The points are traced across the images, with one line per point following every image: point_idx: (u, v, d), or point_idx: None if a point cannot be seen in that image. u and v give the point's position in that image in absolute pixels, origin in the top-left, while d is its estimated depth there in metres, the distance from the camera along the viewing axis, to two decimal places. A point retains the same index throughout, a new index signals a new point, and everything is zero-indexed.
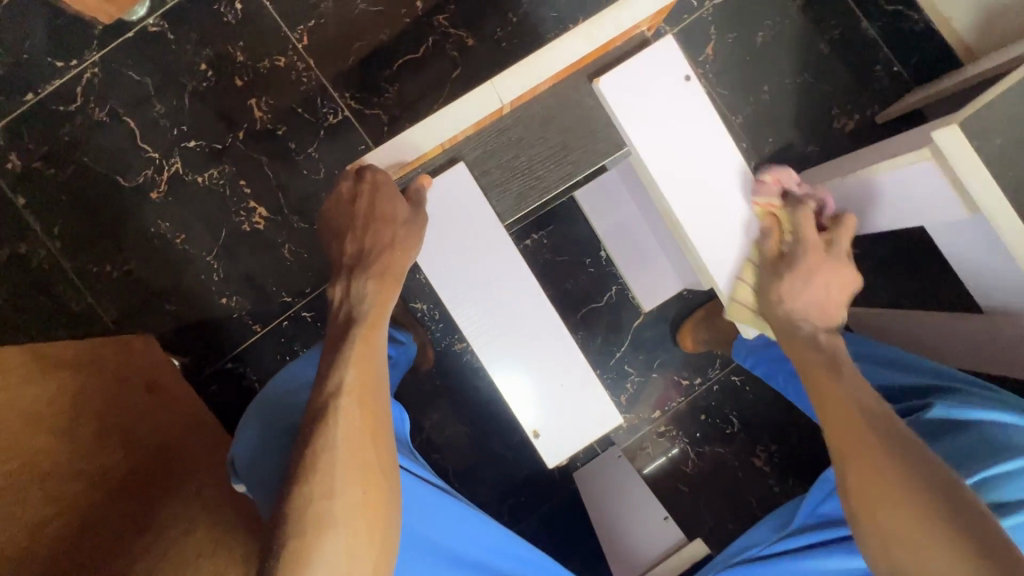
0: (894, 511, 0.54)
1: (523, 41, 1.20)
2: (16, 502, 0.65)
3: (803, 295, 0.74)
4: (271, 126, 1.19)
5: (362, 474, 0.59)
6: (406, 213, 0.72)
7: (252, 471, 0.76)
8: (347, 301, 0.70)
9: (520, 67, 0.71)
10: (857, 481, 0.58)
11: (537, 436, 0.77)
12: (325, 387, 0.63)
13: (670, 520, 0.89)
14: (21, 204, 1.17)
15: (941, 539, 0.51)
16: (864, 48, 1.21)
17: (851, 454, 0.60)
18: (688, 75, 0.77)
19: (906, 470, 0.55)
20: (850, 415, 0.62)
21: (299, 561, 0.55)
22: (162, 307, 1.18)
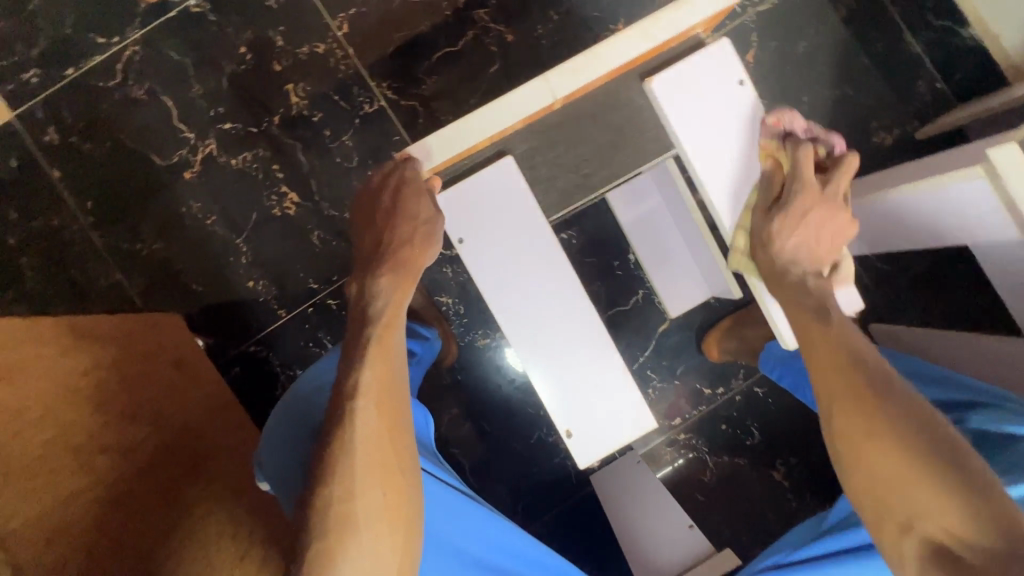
0: (881, 459, 0.53)
1: (563, 40, 1.19)
2: (40, 478, 0.66)
3: (795, 237, 0.72)
4: (307, 112, 1.19)
5: (381, 476, 0.57)
6: (429, 209, 0.72)
7: (274, 464, 0.73)
8: (361, 298, 0.68)
9: (575, 65, 0.72)
10: (840, 432, 0.57)
11: (569, 436, 0.77)
12: (342, 388, 0.60)
13: (695, 529, 0.87)
14: (56, 177, 1.17)
15: (935, 487, 0.49)
16: (908, 62, 1.20)
17: (837, 404, 0.59)
18: (741, 78, 0.77)
19: (892, 415, 0.54)
20: (840, 365, 0.61)
21: (325, 562, 0.53)
22: (190, 287, 1.19)
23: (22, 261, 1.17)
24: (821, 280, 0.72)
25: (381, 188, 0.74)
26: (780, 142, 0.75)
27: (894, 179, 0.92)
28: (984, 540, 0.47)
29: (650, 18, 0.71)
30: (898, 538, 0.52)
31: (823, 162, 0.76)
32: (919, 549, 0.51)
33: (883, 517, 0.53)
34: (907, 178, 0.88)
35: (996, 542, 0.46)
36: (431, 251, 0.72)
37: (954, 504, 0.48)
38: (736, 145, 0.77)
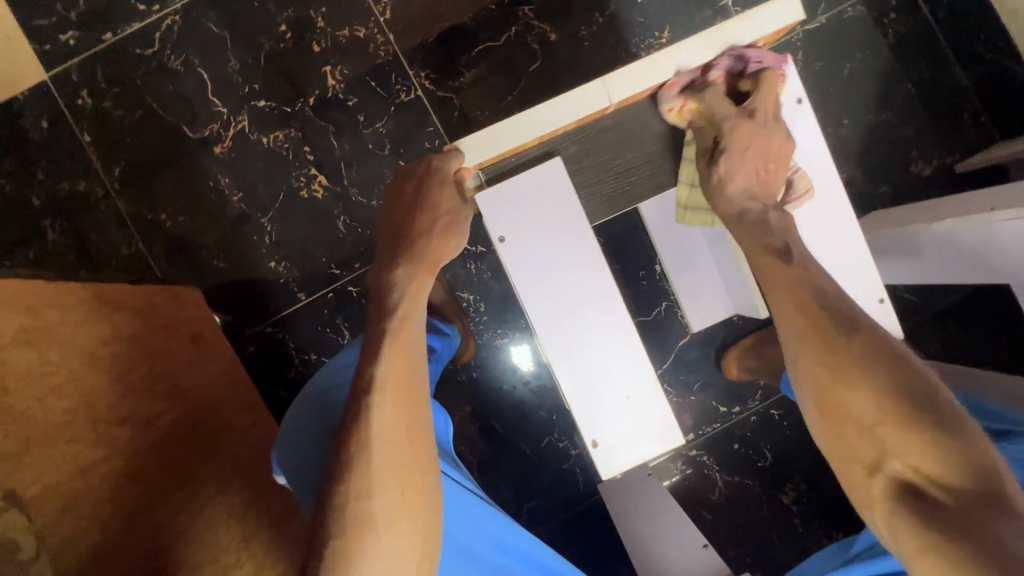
0: (846, 394, 0.58)
1: (606, 43, 1.18)
2: (62, 448, 0.64)
3: (740, 171, 0.75)
4: (343, 96, 1.18)
5: (400, 474, 0.54)
6: (450, 201, 0.71)
7: (287, 458, 0.71)
8: (379, 289, 0.66)
9: (635, 67, 0.74)
10: (817, 379, 0.61)
11: (594, 446, 0.76)
12: (359, 383, 0.57)
13: (709, 549, 0.86)
14: (86, 141, 1.16)
15: (896, 419, 0.55)
16: (953, 94, 1.18)
17: (814, 352, 0.62)
18: (800, 97, 0.78)
19: (870, 365, 0.58)
20: (805, 308, 0.64)
21: (343, 562, 0.50)
22: (210, 262, 1.18)
23: (45, 222, 1.15)
24: (781, 214, 0.74)
25: (406, 179, 0.74)
26: (684, 99, 0.77)
27: (938, 213, 0.91)
28: (957, 481, 0.52)
29: (717, 28, 0.75)
30: (868, 475, 0.57)
31: (740, 87, 0.77)
32: (887, 486, 0.56)
33: (856, 457, 0.58)
34: (953, 211, 0.88)
35: (968, 484, 0.51)
36: (450, 247, 0.70)
37: (932, 447, 0.53)
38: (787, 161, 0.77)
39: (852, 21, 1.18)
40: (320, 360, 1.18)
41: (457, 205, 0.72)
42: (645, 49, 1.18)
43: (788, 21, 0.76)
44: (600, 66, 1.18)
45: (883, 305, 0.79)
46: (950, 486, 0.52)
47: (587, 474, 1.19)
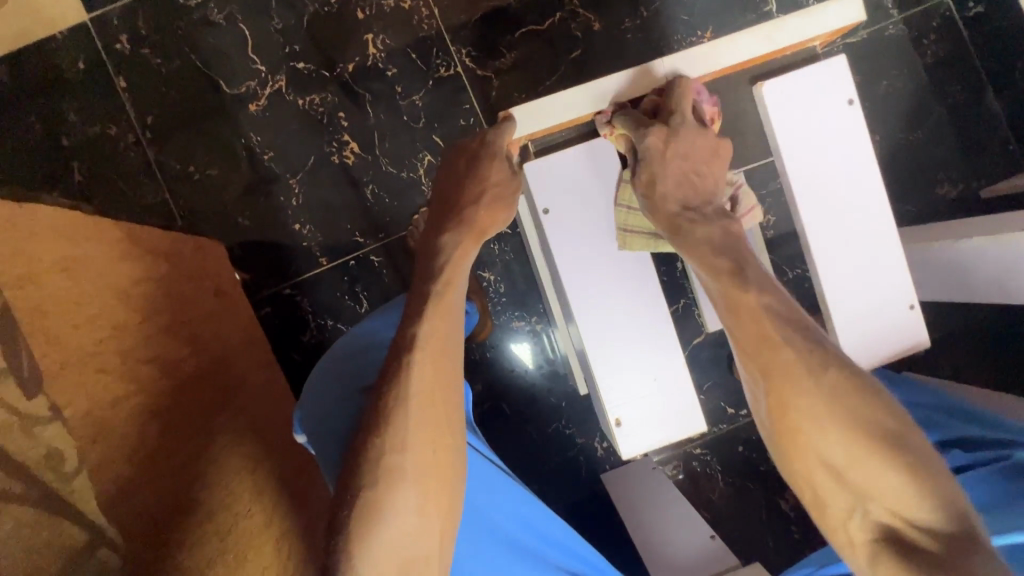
0: (826, 441, 0.53)
1: (648, 38, 1.19)
2: (96, 376, 0.63)
3: (667, 176, 0.74)
4: (382, 65, 1.18)
5: (432, 433, 0.54)
6: (498, 173, 0.73)
7: (306, 415, 0.70)
8: (427, 251, 0.67)
9: (695, 52, 0.81)
10: (787, 422, 0.55)
11: (618, 426, 0.84)
12: (402, 339, 0.57)
13: (716, 540, 0.91)
14: (120, 87, 1.16)
15: (882, 467, 0.51)
16: (984, 121, 1.19)
17: (783, 393, 0.55)
18: (851, 98, 0.79)
19: (843, 407, 0.53)
20: (771, 340, 0.58)
21: (372, 514, 0.50)
22: (235, 219, 1.18)
23: (73, 163, 1.15)
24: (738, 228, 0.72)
25: (459, 153, 0.76)
26: (610, 126, 0.82)
27: (968, 229, 0.93)
28: (936, 523, 0.50)
29: (773, 23, 0.79)
30: (843, 520, 0.53)
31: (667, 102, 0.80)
32: (863, 530, 0.53)
33: (830, 502, 0.54)
34: (987, 229, 0.89)
35: (946, 524, 0.49)
36: (498, 220, 0.72)
37: (912, 492, 0.50)
38: (830, 163, 0.80)
39: (892, 38, 1.19)
40: (336, 326, 1.19)
41: (506, 178, 0.74)
42: (686, 47, 1.19)
43: (847, 22, 0.80)
44: (639, 60, 1.19)
45: (912, 311, 0.80)
46: (930, 529, 0.50)
47: (590, 463, 1.19)
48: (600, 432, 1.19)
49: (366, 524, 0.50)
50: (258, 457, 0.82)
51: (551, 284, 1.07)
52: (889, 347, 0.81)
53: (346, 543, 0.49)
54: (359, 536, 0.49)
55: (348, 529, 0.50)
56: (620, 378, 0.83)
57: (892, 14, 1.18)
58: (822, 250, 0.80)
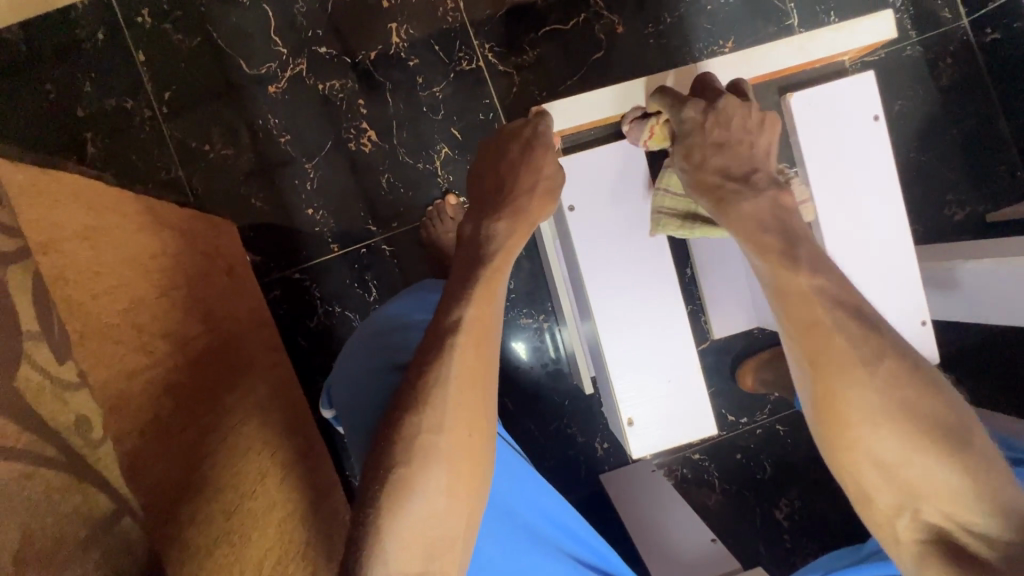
0: (882, 443, 0.57)
1: (670, 44, 1.19)
2: (114, 346, 0.63)
3: (713, 145, 0.73)
4: (405, 55, 1.18)
5: (468, 416, 0.55)
6: (554, 165, 0.74)
7: (340, 394, 0.72)
8: (475, 237, 0.68)
9: (726, 60, 0.81)
10: (841, 421, 0.59)
11: (630, 425, 0.85)
12: (444, 320, 0.58)
13: (717, 544, 0.94)
14: (139, 60, 1.15)
15: (934, 467, 0.56)
16: (994, 146, 1.21)
17: (838, 393, 0.59)
18: (876, 115, 0.80)
19: (902, 411, 0.57)
20: (827, 335, 0.60)
21: (402, 491, 0.51)
22: (247, 200, 1.17)
23: (87, 135, 1.14)
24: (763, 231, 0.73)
25: (511, 138, 0.76)
26: (647, 119, 0.81)
27: (977, 250, 0.95)
28: (983, 523, 0.56)
29: (810, 34, 0.80)
30: (892, 516, 0.59)
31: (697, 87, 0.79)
32: (911, 528, 0.59)
33: (879, 499, 0.59)
34: (991, 251, 0.92)
35: (995, 526, 0.55)
36: (547, 208, 0.73)
37: (964, 494, 0.56)
38: (852, 175, 0.81)
39: (910, 60, 1.20)
40: (343, 314, 1.18)
41: (555, 171, 0.75)
42: (707, 56, 1.20)
43: (877, 40, 0.81)
44: (660, 66, 1.20)
45: (923, 327, 0.82)
46: (976, 528, 0.56)
47: (589, 463, 1.20)
48: (601, 433, 1.20)
49: (396, 500, 0.50)
50: (261, 439, 0.83)
51: (564, 283, 1.08)
52: None
53: (376, 519, 0.50)
54: (390, 511, 0.50)
55: (379, 504, 0.50)
56: (632, 379, 0.84)
57: (911, 35, 1.20)
58: (841, 262, 0.81)
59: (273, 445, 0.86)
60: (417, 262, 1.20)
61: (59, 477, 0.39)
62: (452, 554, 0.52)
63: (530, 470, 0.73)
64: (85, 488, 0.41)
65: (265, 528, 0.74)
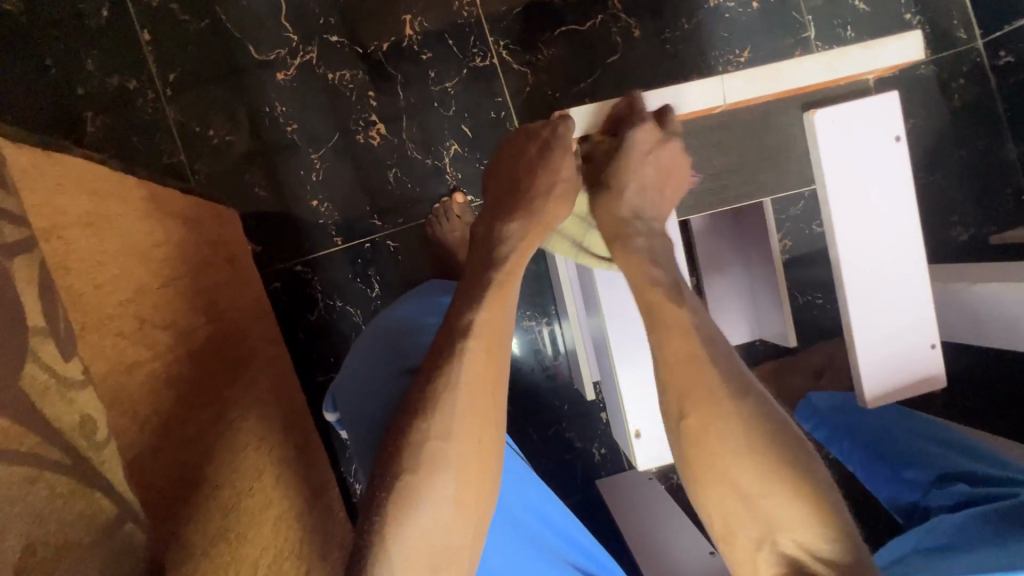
0: (738, 474, 0.58)
1: (686, 51, 1.18)
2: (114, 338, 0.61)
3: (633, 178, 0.73)
4: (418, 48, 1.15)
5: (478, 423, 0.54)
6: (571, 169, 0.71)
7: (347, 395, 0.71)
8: (489, 240, 0.67)
9: (754, 74, 0.77)
10: (707, 452, 0.60)
11: (637, 436, 0.84)
12: (456, 325, 0.57)
13: (715, 556, 0.94)
14: (144, 40, 1.12)
15: (789, 501, 0.56)
16: (1000, 169, 1.22)
17: (704, 422, 0.60)
18: (898, 135, 0.80)
19: (760, 436, 0.59)
20: (694, 366, 0.62)
21: (409, 499, 0.50)
22: (251, 188, 1.15)
23: (87, 114, 1.11)
24: None
25: (529, 138, 0.74)
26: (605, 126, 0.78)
27: (983, 274, 0.96)
28: (834, 556, 0.55)
29: (837, 52, 0.78)
30: (752, 548, 0.59)
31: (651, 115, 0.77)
32: (771, 562, 0.58)
33: (742, 530, 0.59)
34: (999, 276, 0.92)
35: (845, 557, 0.55)
36: (566, 211, 0.71)
37: (814, 523, 0.56)
38: (872, 195, 0.81)
39: (923, 78, 1.20)
40: (345, 309, 1.17)
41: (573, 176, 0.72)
42: (723, 64, 1.19)
43: (904, 60, 0.80)
44: (675, 73, 1.19)
45: (933, 350, 0.82)
46: (827, 560, 0.55)
47: (586, 468, 1.20)
48: (601, 438, 1.20)
49: (401, 508, 0.49)
50: (257, 435, 0.81)
51: (572, 287, 1.07)
52: (901, 383, 0.82)
53: (381, 528, 0.49)
54: (396, 518, 0.49)
55: (384, 512, 0.49)
56: (639, 389, 0.84)
57: (924, 54, 1.20)
58: (854, 280, 0.81)
59: (272, 443, 0.85)
60: (422, 258, 1.18)
61: (64, 480, 0.37)
62: (456, 565, 0.51)
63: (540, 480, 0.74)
64: (90, 492, 0.39)
65: (262, 527, 0.73)
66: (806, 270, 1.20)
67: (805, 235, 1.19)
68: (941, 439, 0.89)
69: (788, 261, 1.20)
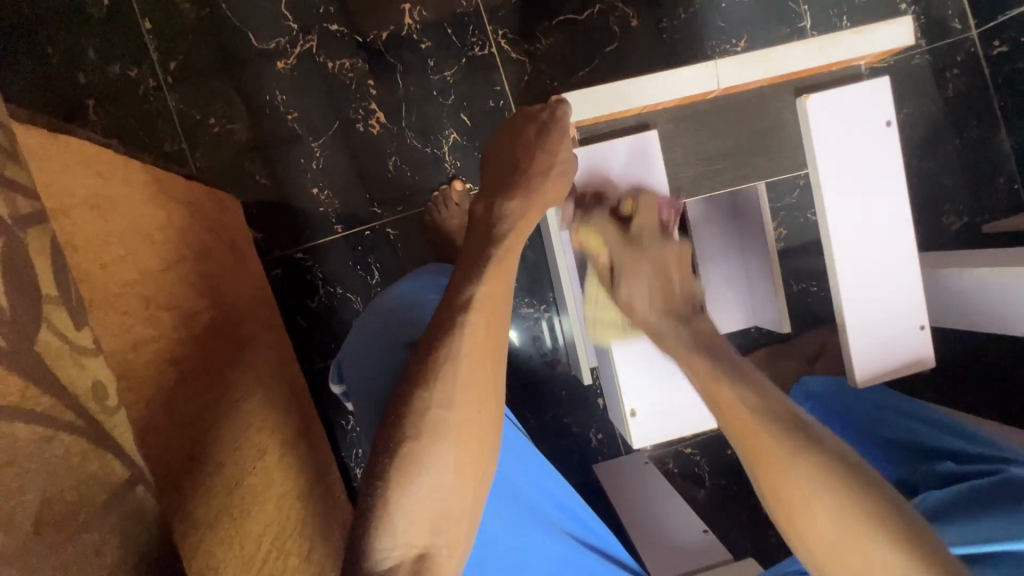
0: (819, 526, 0.52)
1: (684, 40, 1.19)
2: (120, 316, 0.62)
3: (642, 292, 0.74)
4: (417, 37, 1.16)
5: (478, 394, 0.55)
6: (565, 154, 0.72)
7: (350, 371, 0.73)
8: (485, 221, 0.68)
9: (748, 58, 0.79)
10: (783, 508, 0.55)
11: (632, 414, 0.86)
12: (454, 299, 0.58)
13: (708, 535, 0.99)
14: (145, 29, 1.13)
15: (881, 551, 0.49)
16: (993, 158, 1.23)
17: (772, 477, 0.56)
18: (889, 120, 0.82)
19: (830, 481, 0.53)
20: (746, 421, 0.59)
21: (411, 465, 0.51)
22: (252, 176, 1.16)
23: (89, 101, 1.11)
24: None
25: (527, 122, 0.75)
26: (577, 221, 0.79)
27: (972, 260, 0.97)
28: None
29: (830, 36, 0.79)
30: None
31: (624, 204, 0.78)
32: None
33: None
34: (987, 261, 0.94)
35: None
36: (561, 195, 0.73)
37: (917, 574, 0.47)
38: (863, 179, 0.82)
39: (918, 68, 1.21)
40: (345, 296, 1.18)
41: (568, 158, 0.74)
42: (719, 54, 1.20)
43: (895, 46, 0.81)
44: (672, 62, 1.20)
45: (922, 331, 0.84)
46: None
47: (583, 453, 1.22)
48: (598, 423, 1.22)
49: (404, 473, 0.51)
50: (260, 414, 0.83)
51: (570, 274, 1.08)
52: (891, 363, 0.84)
53: (384, 492, 0.50)
54: (398, 484, 0.50)
55: (386, 477, 0.51)
56: (634, 369, 0.86)
57: (920, 43, 1.21)
58: (846, 263, 0.82)
59: (274, 422, 0.87)
60: (421, 246, 1.20)
61: (78, 441, 0.39)
62: (455, 530, 0.53)
63: (539, 458, 0.77)
64: (102, 454, 0.40)
65: (264, 503, 0.75)
66: (801, 259, 1.21)
67: (800, 224, 1.21)
68: (929, 420, 0.90)
69: (783, 249, 1.21)
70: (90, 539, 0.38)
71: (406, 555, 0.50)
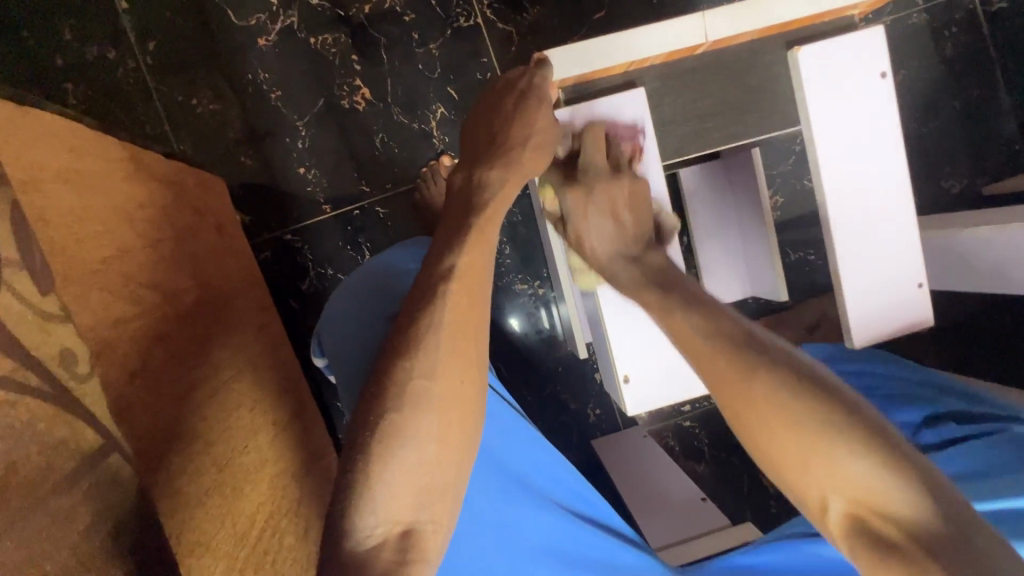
0: (787, 443, 0.46)
1: (674, 5, 1.16)
2: (98, 294, 0.60)
3: (592, 228, 0.72)
4: (400, 9, 1.13)
5: (461, 365, 0.54)
6: (549, 116, 0.71)
7: (333, 346, 0.71)
8: (467, 188, 0.66)
9: (737, 10, 0.76)
10: (749, 430, 0.49)
11: (626, 380, 0.86)
12: (435, 268, 0.57)
13: (709, 502, 0.99)
14: (122, 8, 1.10)
15: (850, 455, 0.43)
16: (993, 118, 1.20)
17: (732, 393, 0.50)
18: (884, 72, 0.79)
19: (793, 387, 0.48)
20: (697, 341, 0.55)
21: (393, 437, 0.50)
22: (237, 157, 1.14)
23: (67, 85, 1.09)
24: None
25: (507, 91, 0.73)
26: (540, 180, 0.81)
27: (971, 220, 0.96)
28: (911, 508, 0.41)
29: None
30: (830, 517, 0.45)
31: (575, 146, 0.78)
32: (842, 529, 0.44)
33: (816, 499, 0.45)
34: (987, 220, 0.92)
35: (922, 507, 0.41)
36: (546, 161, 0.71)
37: (885, 474, 0.42)
38: (859, 134, 0.80)
39: (915, 27, 1.18)
40: (336, 277, 1.17)
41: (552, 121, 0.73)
42: None
43: None
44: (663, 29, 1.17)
45: (921, 290, 0.82)
46: (903, 521, 0.41)
47: (581, 429, 1.21)
48: (595, 398, 1.21)
49: (386, 447, 0.50)
50: (250, 396, 0.82)
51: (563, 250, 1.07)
52: (889, 325, 0.83)
53: (365, 466, 0.49)
54: (380, 457, 0.49)
55: (368, 450, 0.49)
56: (627, 338, 0.85)
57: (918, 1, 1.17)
58: (842, 225, 0.80)
59: (265, 403, 0.86)
60: (411, 224, 1.18)
61: (44, 407, 0.38)
62: (442, 500, 0.52)
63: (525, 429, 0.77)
64: (72, 420, 0.39)
65: (258, 482, 0.74)
66: (797, 226, 1.20)
67: (797, 190, 1.19)
68: (925, 382, 0.90)
69: (779, 217, 1.19)
70: (62, 505, 0.37)
71: (390, 531, 0.49)
